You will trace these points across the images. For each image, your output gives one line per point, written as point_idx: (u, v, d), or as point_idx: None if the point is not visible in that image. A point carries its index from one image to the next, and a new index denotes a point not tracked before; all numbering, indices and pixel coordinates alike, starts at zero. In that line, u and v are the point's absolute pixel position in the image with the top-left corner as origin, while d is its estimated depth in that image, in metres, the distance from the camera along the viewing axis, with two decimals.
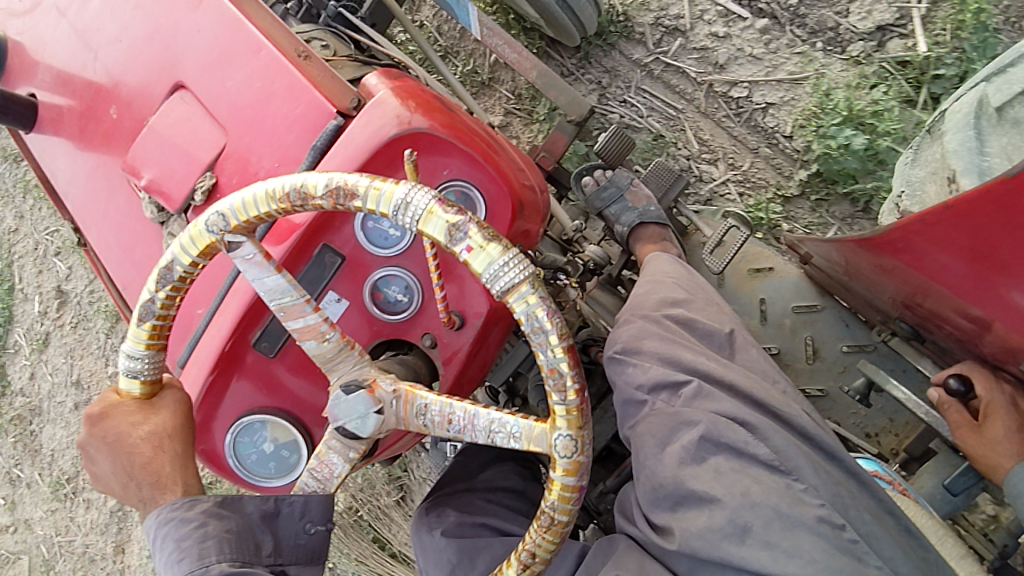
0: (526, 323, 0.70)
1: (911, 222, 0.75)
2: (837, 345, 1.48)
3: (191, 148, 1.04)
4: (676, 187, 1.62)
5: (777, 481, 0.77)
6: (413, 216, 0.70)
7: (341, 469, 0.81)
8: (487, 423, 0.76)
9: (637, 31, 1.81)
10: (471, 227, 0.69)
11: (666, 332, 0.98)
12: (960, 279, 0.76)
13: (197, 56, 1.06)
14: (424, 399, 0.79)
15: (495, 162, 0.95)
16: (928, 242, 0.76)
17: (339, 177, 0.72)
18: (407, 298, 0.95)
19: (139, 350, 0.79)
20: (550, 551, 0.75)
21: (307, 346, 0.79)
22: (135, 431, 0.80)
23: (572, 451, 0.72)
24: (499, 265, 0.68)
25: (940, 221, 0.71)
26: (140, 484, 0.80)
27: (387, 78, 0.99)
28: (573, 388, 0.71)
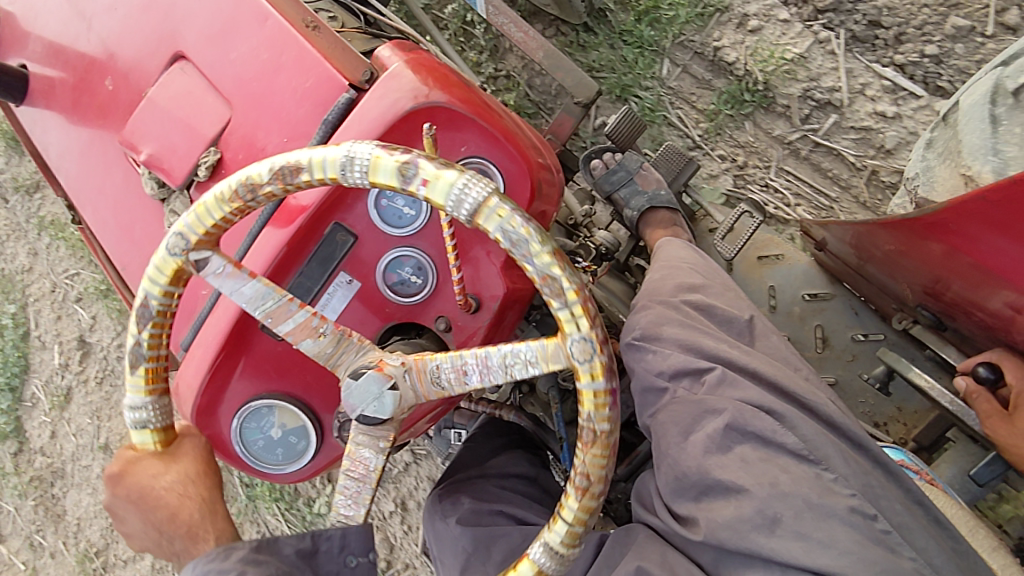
0: (504, 239, 0.68)
1: (965, 202, 0.73)
2: (848, 334, 1.47)
3: (194, 122, 1.00)
4: (686, 171, 1.59)
5: (807, 471, 0.75)
6: (362, 169, 0.69)
7: (376, 462, 0.78)
8: (501, 359, 0.73)
9: (780, 102, 1.66)
10: (420, 161, 0.69)
11: (685, 318, 0.96)
12: (1015, 264, 0.73)
13: (200, 26, 1.02)
14: (434, 361, 0.75)
15: (514, 139, 0.92)
16: (983, 223, 0.73)
17: (279, 159, 0.71)
18: (421, 279, 0.92)
19: (142, 398, 0.79)
20: (602, 467, 0.72)
21: (305, 347, 0.77)
22: (157, 483, 0.79)
23: (590, 353, 0.69)
24: (460, 186, 0.68)
25: (1002, 198, 0.67)
26: (173, 537, 0.80)
27: (400, 50, 0.94)
28: (571, 289, 0.68)
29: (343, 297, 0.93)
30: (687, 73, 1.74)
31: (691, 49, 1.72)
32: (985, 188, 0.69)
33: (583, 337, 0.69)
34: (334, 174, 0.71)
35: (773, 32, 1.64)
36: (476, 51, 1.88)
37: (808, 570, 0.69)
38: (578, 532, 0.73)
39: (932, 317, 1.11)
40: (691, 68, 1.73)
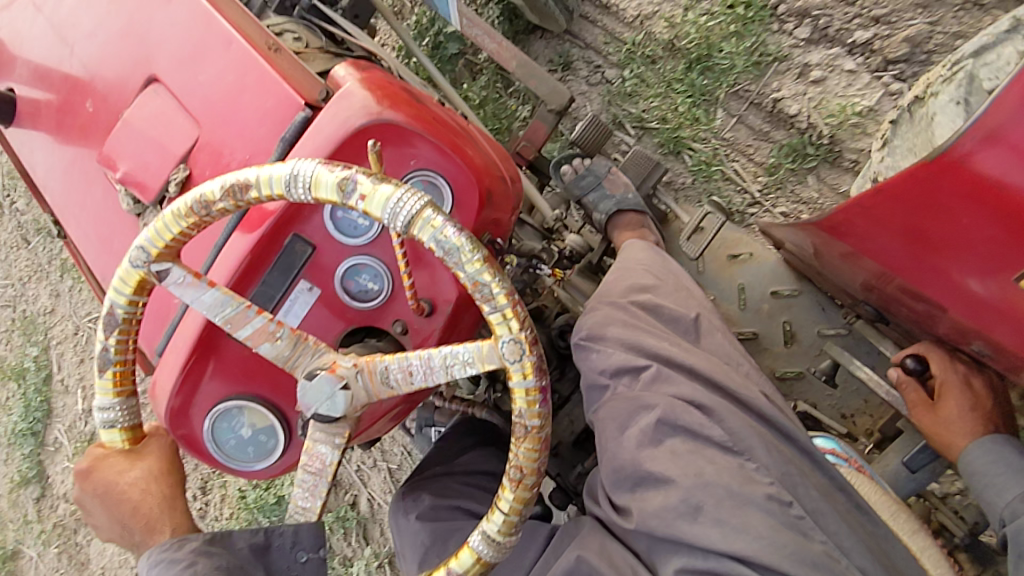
0: (436, 249, 0.73)
1: (851, 205, 0.81)
2: (815, 329, 1.49)
3: (165, 140, 1.06)
4: (654, 175, 1.63)
5: (731, 462, 0.80)
6: (305, 185, 0.75)
7: (332, 458, 0.84)
8: (442, 361, 0.78)
9: (846, 158, 1.57)
10: (358, 178, 0.74)
11: (631, 318, 1.00)
12: (900, 263, 0.81)
13: (170, 50, 1.08)
14: (383, 362, 0.81)
15: (463, 152, 0.97)
16: (868, 223, 0.82)
17: (230, 176, 0.77)
18: (377, 285, 0.98)
19: (110, 400, 0.85)
20: (534, 460, 0.78)
21: (263, 350, 0.83)
22: (122, 479, 0.87)
23: (520, 354, 0.74)
24: (395, 200, 0.72)
25: (876, 204, 0.77)
26: (133, 529, 0.88)
27: (356, 69, 1.01)
28: (501, 294, 0.73)
29: (304, 303, 0.98)
30: (743, 124, 1.69)
31: (746, 99, 1.68)
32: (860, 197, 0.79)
33: (513, 338, 0.74)
34: (280, 191, 0.76)
35: (839, 82, 1.57)
36: (515, 97, 1.89)
37: (726, 554, 0.75)
38: (514, 521, 0.78)
39: (874, 311, 1.16)
40: (747, 119, 1.69)
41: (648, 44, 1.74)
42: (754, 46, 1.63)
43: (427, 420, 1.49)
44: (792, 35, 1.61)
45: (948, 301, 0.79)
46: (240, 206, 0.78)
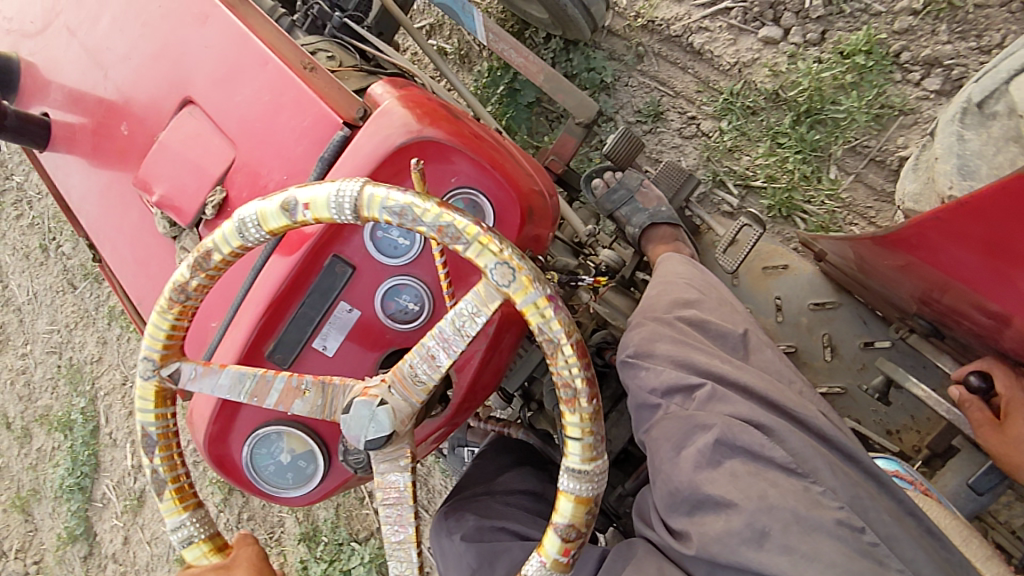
0: (393, 216, 0.73)
1: (927, 218, 0.75)
2: (856, 342, 1.46)
3: (202, 161, 1.05)
4: (687, 187, 1.61)
5: (795, 485, 0.77)
6: (256, 225, 0.77)
7: (404, 481, 0.81)
8: (453, 327, 0.76)
9: None
10: (294, 195, 0.75)
11: (678, 334, 0.97)
12: (975, 273, 0.76)
13: (206, 71, 1.07)
14: (407, 362, 0.79)
15: (502, 168, 0.96)
16: (943, 237, 0.76)
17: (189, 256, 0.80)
18: (418, 306, 0.96)
19: (180, 517, 0.83)
20: (581, 375, 0.73)
21: (297, 408, 0.82)
22: None
23: (511, 273, 0.72)
24: (334, 191, 0.73)
25: (954, 216, 0.70)
26: None
27: (393, 87, 1.00)
28: (465, 225, 0.72)
29: (343, 325, 0.97)
30: (861, 182, 1.60)
31: (864, 155, 1.59)
32: (938, 209, 0.72)
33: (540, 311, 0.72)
34: (238, 242, 0.78)
35: None
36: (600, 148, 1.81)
37: None
38: (592, 444, 0.75)
39: (927, 322, 1.13)
40: (866, 177, 1.59)
41: (748, 94, 1.65)
42: (873, 98, 1.55)
43: (459, 440, 1.46)
44: (918, 86, 1.53)
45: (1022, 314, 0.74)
46: (214, 274, 0.80)
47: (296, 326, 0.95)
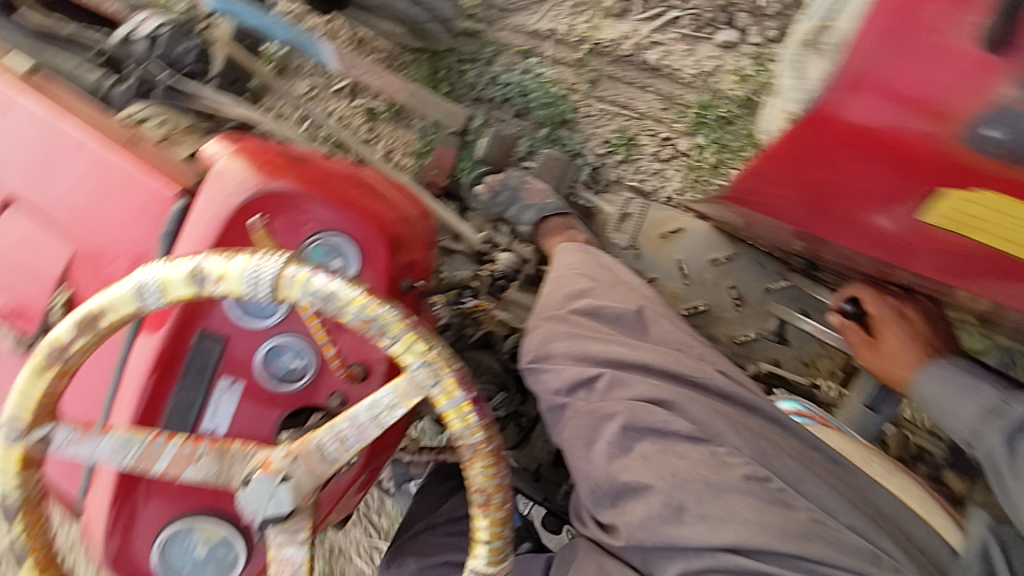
0: (313, 298, 0.70)
1: (755, 167, 0.95)
2: (760, 287, 1.50)
3: (38, 264, 0.97)
4: (570, 170, 1.65)
5: (702, 452, 0.77)
6: (156, 292, 0.71)
7: (301, 556, 0.77)
8: (369, 412, 0.73)
9: None
10: (204, 262, 0.70)
11: (572, 327, 0.96)
12: (792, 215, 0.99)
13: (20, 166, 0.99)
14: (315, 437, 0.74)
15: (357, 203, 0.92)
16: (765, 185, 0.96)
17: (80, 311, 0.73)
18: (302, 361, 0.92)
19: None
20: (492, 477, 0.74)
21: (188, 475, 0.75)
22: None
23: (436, 373, 0.71)
24: (254, 265, 0.69)
25: (777, 161, 0.88)
26: None
27: (227, 144, 0.96)
28: (393, 320, 0.71)
29: (229, 401, 0.91)
30: None
31: None
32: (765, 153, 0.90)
33: (425, 362, 0.71)
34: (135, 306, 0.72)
35: None
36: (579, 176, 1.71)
37: (717, 548, 0.72)
38: (499, 547, 0.75)
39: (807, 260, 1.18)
40: None
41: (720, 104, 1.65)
42: None
43: (403, 476, 1.44)
44: None
45: (842, 236, 0.93)
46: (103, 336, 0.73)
47: (178, 413, 0.89)
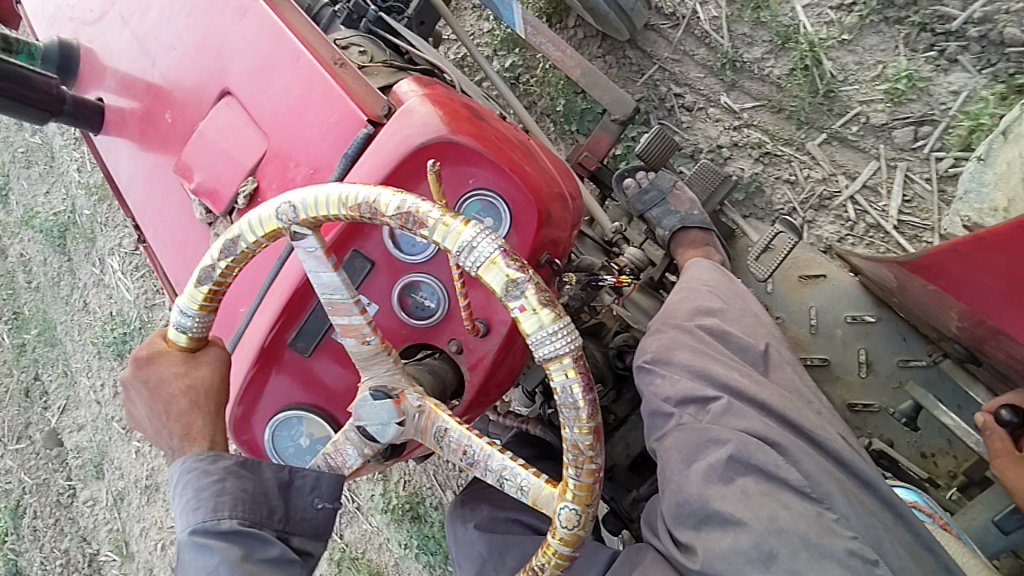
0: (559, 393, 0.68)
1: (946, 249, 0.92)
2: (893, 359, 1.41)
3: (236, 153, 1.09)
4: (722, 189, 1.57)
5: (807, 509, 0.75)
6: (475, 260, 0.67)
7: (354, 460, 0.83)
8: (500, 467, 0.76)
9: None
10: (529, 286, 0.67)
11: (699, 344, 0.95)
12: (991, 304, 0.91)
13: (242, 64, 1.12)
14: (445, 422, 0.79)
15: (523, 170, 0.92)
16: (965, 265, 0.91)
17: (411, 200, 0.69)
18: (434, 303, 0.95)
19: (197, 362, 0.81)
20: (559, 567, 0.74)
21: (347, 343, 0.79)
22: (175, 383, 0.82)
23: (581, 465, 0.70)
24: (547, 334, 0.66)
25: (974, 248, 0.87)
26: (172, 433, 0.84)
27: (419, 85, 0.99)
28: (587, 424, 0.69)
29: None
30: None
31: None
32: (959, 241, 0.89)
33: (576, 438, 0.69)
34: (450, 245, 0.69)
35: None
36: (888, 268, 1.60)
37: None
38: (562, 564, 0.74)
39: (963, 347, 1.12)
40: None
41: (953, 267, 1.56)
42: None
43: (483, 432, 1.53)
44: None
45: None
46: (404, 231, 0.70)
47: (306, 332, 1.07)
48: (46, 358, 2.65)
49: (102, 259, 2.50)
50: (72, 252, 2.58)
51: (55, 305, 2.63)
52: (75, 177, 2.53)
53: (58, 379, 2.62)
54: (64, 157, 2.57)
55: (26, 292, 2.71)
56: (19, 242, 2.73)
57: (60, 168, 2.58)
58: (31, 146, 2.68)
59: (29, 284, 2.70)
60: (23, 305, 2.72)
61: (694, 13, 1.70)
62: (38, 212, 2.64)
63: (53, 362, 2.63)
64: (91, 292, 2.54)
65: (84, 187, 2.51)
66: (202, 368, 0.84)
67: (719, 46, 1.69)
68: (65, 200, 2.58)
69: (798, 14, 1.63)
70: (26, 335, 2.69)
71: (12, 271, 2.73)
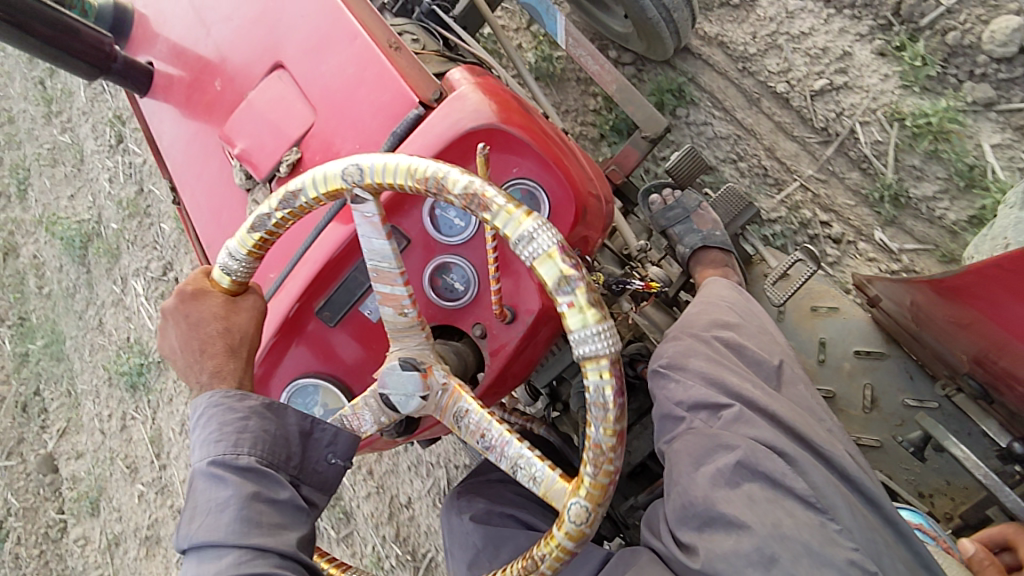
0: (591, 392, 0.70)
1: (986, 268, 0.93)
2: (898, 397, 1.43)
3: (282, 123, 1.12)
4: (746, 215, 1.59)
5: (811, 517, 0.77)
6: (533, 252, 0.69)
7: (369, 426, 0.85)
8: (515, 455, 0.77)
9: None
10: (580, 285, 0.69)
11: (713, 353, 0.97)
12: None
13: (298, 40, 1.15)
14: (468, 404, 0.80)
15: (566, 165, 0.95)
16: (1005, 286, 0.92)
17: (479, 183, 0.71)
18: (464, 287, 0.98)
19: (241, 253, 0.82)
20: None
21: (384, 311, 0.82)
22: (214, 323, 0.86)
23: (582, 520, 0.73)
24: (591, 333, 0.68)
25: (1014, 267, 0.88)
26: (202, 369, 0.87)
27: (471, 74, 1.02)
28: (607, 469, 0.72)
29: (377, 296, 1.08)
30: None
31: None
32: (1000, 259, 0.89)
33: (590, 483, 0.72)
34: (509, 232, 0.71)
35: None
36: None
37: None
38: None
39: (977, 384, 1.13)
40: None
41: None
42: None
43: None
44: None
45: None
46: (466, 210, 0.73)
47: (334, 303, 1.09)
48: (49, 373, 2.67)
49: (125, 279, 2.48)
50: (92, 265, 2.57)
51: (66, 318, 2.65)
52: (106, 188, 2.51)
53: (59, 399, 2.66)
54: (97, 164, 2.55)
55: (36, 298, 2.72)
56: (33, 244, 2.73)
57: (90, 173, 2.57)
58: (59, 144, 2.66)
59: (40, 291, 2.71)
60: (30, 312, 2.74)
61: (853, 132, 1.69)
62: (60, 218, 2.62)
63: (57, 378, 2.66)
64: (108, 311, 2.53)
65: (115, 201, 2.49)
66: (241, 315, 0.88)
67: (879, 175, 1.66)
68: (91, 209, 2.58)
69: (983, 155, 1.59)
70: (31, 345, 2.71)
71: (22, 273, 2.74)
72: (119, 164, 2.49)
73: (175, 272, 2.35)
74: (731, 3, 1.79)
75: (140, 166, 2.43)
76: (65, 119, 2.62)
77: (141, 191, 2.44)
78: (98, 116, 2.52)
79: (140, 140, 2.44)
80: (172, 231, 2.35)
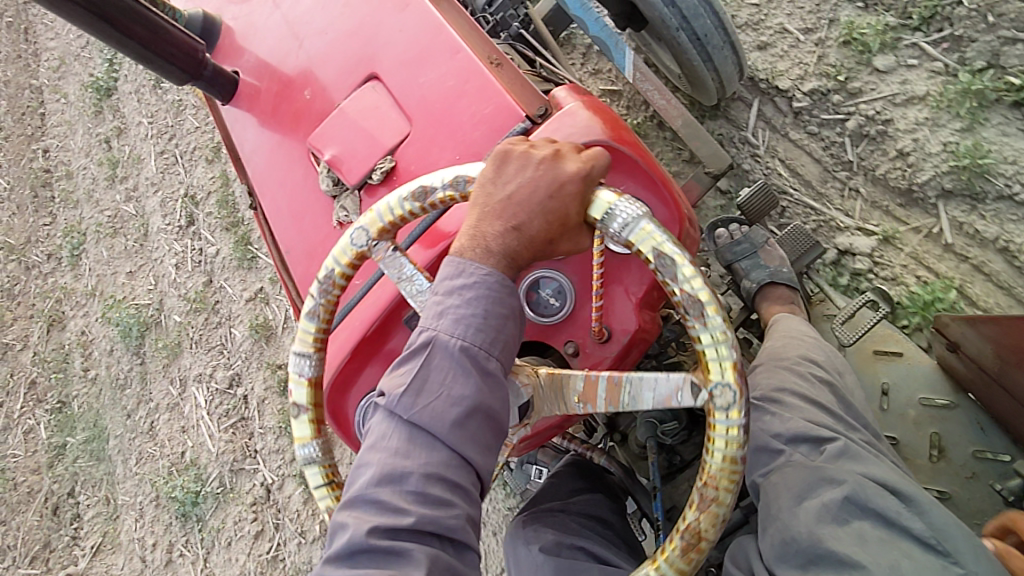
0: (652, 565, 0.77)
1: None
2: (969, 449, 1.38)
3: (376, 132, 1.14)
4: (812, 253, 1.58)
5: (932, 561, 0.73)
6: (729, 483, 0.74)
7: None
8: None
9: None
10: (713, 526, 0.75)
11: (809, 388, 0.94)
12: None
13: (396, 52, 1.17)
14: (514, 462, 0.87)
15: (672, 189, 0.96)
16: None
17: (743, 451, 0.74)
18: (559, 302, 0.96)
19: (630, 237, 0.75)
20: None
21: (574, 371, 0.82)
22: (550, 222, 0.76)
23: None
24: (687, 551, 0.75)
25: None
26: (504, 246, 0.77)
27: (576, 94, 1.03)
28: None
29: None
30: None
31: None
32: None
33: None
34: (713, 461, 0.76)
35: None
36: None
37: None
38: None
39: None
40: None
41: None
42: None
43: (530, 456, 1.53)
44: None
45: None
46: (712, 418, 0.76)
47: None
48: (86, 475, 2.39)
49: (185, 381, 2.30)
50: (149, 358, 2.37)
51: (112, 412, 2.40)
52: (171, 273, 2.39)
53: (96, 506, 2.36)
54: (163, 244, 2.43)
55: (79, 382, 2.48)
56: (83, 317, 2.52)
57: (155, 253, 2.44)
58: (122, 214, 2.54)
59: (84, 374, 2.47)
60: (72, 398, 2.47)
61: None
62: (119, 299, 2.45)
63: (96, 482, 2.37)
64: (161, 417, 2.32)
65: (181, 291, 2.35)
66: (568, 241, 0.79)
67: None
68: (151, 293, 2.42)
69: None
70: (70, 437, 2.44)
71: (68, 354, 2.50)
72: (188, 249, 2.38)
73: (244, 387, 2.22)
74: (1016, 200, 1.50)
75: (210, 256, 2.34)
76: (131, 187, 2.54)
77: (209, 283, 2.32)
78: (169, 190, 2.45)
79: (213, 228, 2.35)
80: (245, 339, 2.23)
